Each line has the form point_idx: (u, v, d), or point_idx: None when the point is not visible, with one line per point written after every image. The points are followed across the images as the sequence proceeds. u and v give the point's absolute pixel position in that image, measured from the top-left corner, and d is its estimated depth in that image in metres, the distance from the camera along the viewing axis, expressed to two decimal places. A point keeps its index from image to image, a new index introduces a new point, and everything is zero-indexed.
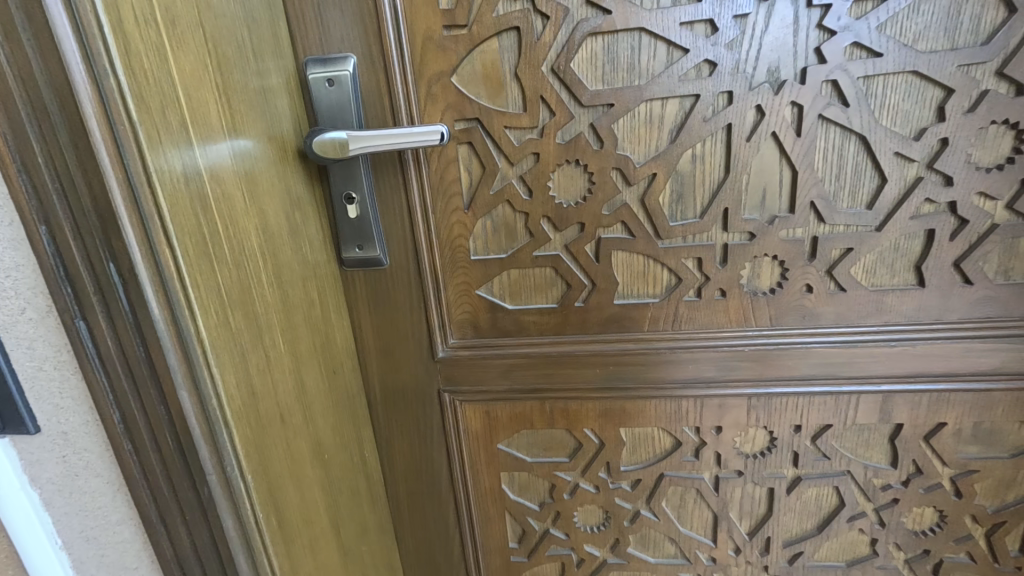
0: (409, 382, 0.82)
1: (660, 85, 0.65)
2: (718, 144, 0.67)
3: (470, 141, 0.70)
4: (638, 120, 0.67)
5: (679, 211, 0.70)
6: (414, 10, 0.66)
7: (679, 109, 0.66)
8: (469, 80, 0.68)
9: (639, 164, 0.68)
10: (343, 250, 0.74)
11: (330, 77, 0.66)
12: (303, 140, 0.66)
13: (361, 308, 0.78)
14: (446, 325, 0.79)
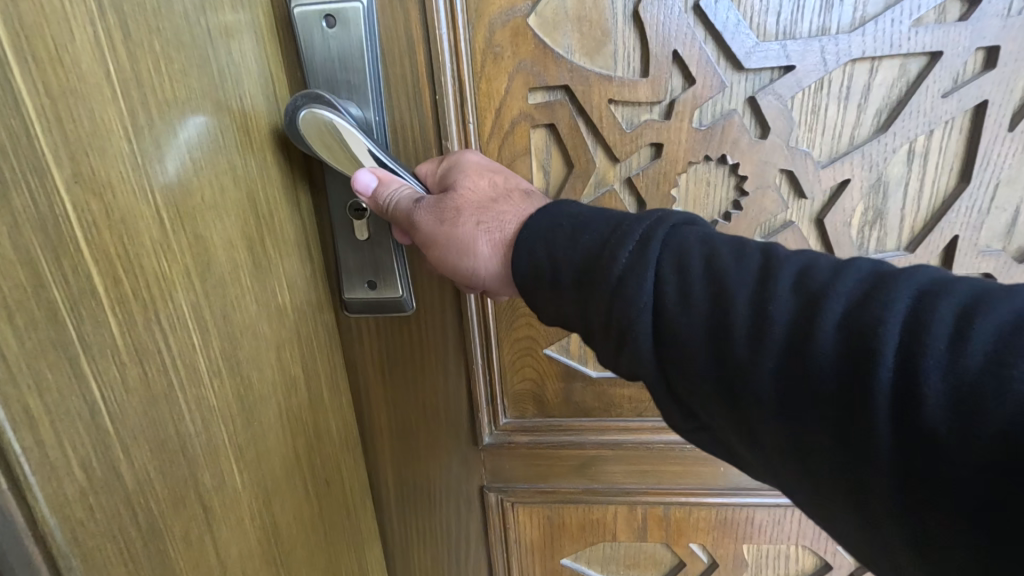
0: (438, 476, 0.57)
1: (878, 34, 0.39)
2: (953, 136, 0.42)
3: (551, 123, 0.44)
4: (829, 93, 0.42)
5: (875, 238, 0.45)
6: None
7: (900, 76, 0.41)
8: (555, 24, 0.42)
9: (821, 165, 0.43)
10: (344, 290, 0.48)
11: (330, 13, 0.40)
12: (296, 97, 0.38)
13: (371, 372, 0.52)
14: (498, 400, 0.53)
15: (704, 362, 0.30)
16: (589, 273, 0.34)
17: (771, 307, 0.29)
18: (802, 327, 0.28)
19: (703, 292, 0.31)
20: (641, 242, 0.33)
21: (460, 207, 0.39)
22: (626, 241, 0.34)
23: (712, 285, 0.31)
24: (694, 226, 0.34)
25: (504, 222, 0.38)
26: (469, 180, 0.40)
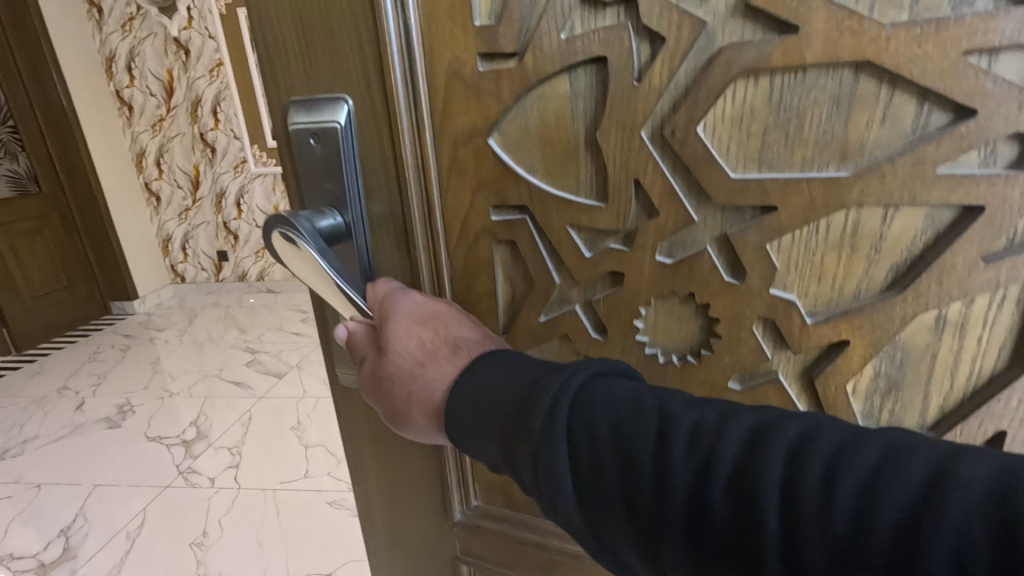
0: (417, 541, 0.59)
1: (883, 176, 0.31)
2: (1004, 307, 0.32)
3: (513, 240, 0.43)
4: (823, 238, 0.34)
5: (888, 410, 0.37)
6: (431, 26, 0.38)
7: (920, 226, 0.32)
8: (516, 143, 0.40)
9: (810, 318, 0.36)
10: (336, 366, 0.52)
11: (315, 130, 0.42)
12: (268, 219, 0.42)
13: (361, 438, 0.56)
14: (469, 483, 0.54)
15: (618, 530, 0.30)
16: (508, 446, 0.33)
17: (672, 490, 0.28)
18: (707, 517, 0.27)
19: (606, 476, 0.30)
20: (549, 417, 0.31)
21: (393, 372, 0.40)
22: (536, 413, 0.32)
23: (614, 468, 0.30)
24: (602, 382, 0.32)
25: (436, 383, 0.38)
26: (399, 335, 0.40)
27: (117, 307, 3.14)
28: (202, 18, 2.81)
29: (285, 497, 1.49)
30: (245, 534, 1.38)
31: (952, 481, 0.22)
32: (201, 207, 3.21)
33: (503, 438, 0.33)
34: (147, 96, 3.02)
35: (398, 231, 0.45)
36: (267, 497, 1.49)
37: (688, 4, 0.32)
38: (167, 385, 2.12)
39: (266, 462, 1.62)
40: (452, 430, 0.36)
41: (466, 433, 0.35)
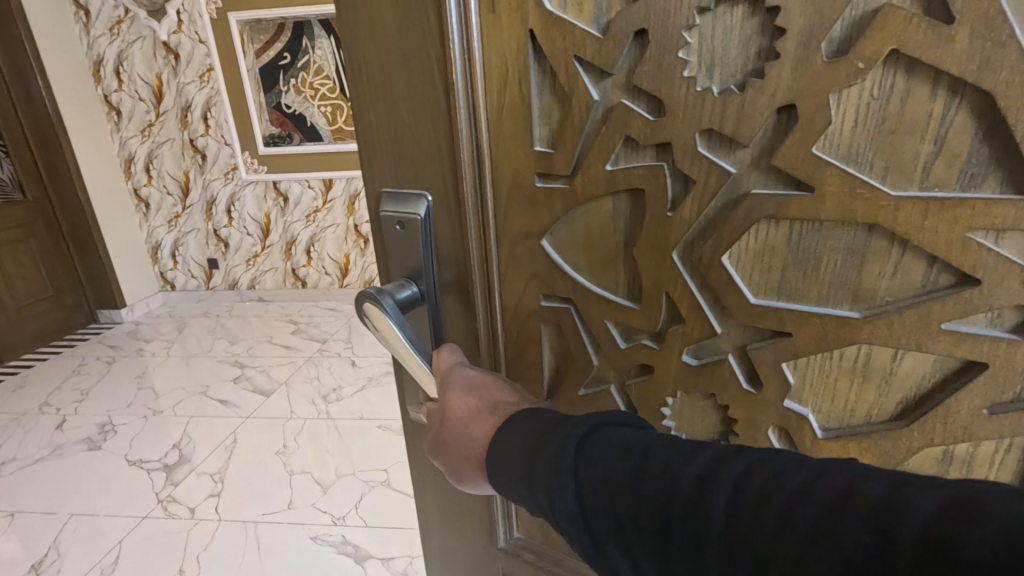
0: (465, 557, 0.63)
1: (892, 322, 0.32)
2: (1010, 456, 0.33)
3: (558, 325, 0.47)
4: (837, 363, 0.37)
5: None
6: (498, 145, 0.43)
7: (931, 370, 0.34)
8: (567, 245, 0.44)
9: (822, 433, 0.38)
10: (410, 410, 0.59)
11: (401, 219, 0.48)
12: (357, 296, 0.48)
13: (425, 463, 0.61)
14: (512, 516, 0.59)
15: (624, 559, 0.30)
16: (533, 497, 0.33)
17: (663, 537, 0.28)
18: (697, 565, 0.27)
19: (607, 526, 0.30)
20: (555, 469, 0.32)
21: (449, 438, 0.42)
22: (544, 463, 0.32)
23: (612, 518, 0.30)
24: (603, 430, 0.32)
25: (475, 434, 0.39)
26: (452, 399, 0.43)
27: (104, 316, 3.10)
28: (192, 22, 2.76)
29: (266, 531, 1.47)
30: (224, 569, 1.37)
31: (903, 511, 0.22)
32: (190, 215, 3.17)
33: (534, 498, 0.33)
34: (135, 100, 2.95)
35: (463, 306, 0.50)
36: (247, 531, 1.48)
37: (716, 155, 0.35)
38: (151, 403, 2.12)
39: (249, 491, 1.61)
40: (495, 484, 0.37)
41: (503, 485, 0.36)
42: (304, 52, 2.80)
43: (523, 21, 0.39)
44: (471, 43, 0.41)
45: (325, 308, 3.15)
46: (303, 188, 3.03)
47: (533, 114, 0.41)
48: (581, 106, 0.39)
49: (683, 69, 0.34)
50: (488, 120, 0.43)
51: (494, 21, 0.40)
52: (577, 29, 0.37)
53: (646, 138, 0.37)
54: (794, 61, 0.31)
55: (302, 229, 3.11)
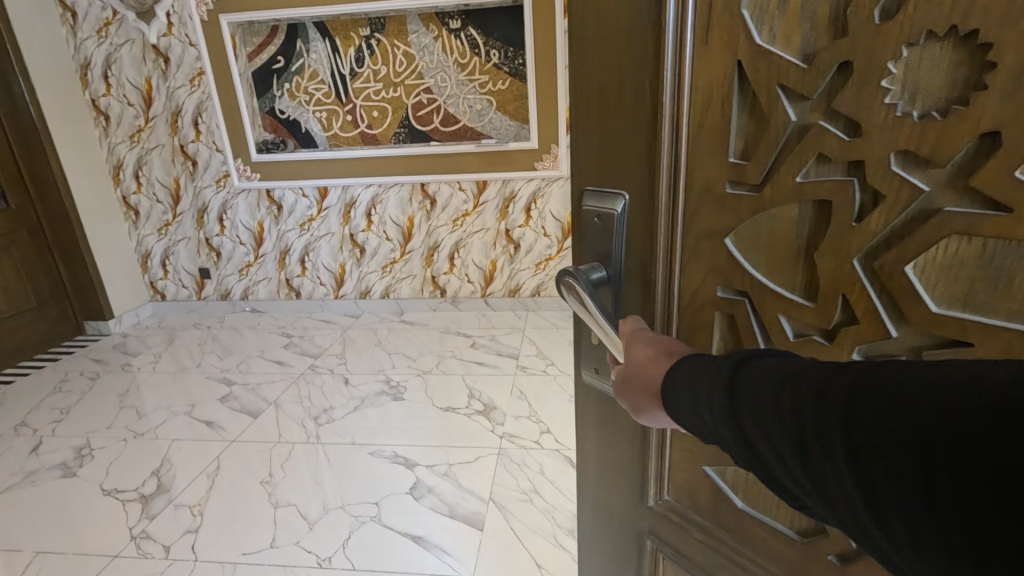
0: (617, 505, 0.70)
1: None
2: None
3: (732, 314, 0.48)
4: None
5: None
6: (695, 155, 0.47)
7: None
8: (751, 242, 0.45)
9: None
10: (583, 369, 0.67)
11: (599, 213, 0.55)
12: (556, 275, 0.56)
13: (591, 416, 0.69)
14: (663, 479, 0.63)
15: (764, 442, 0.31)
16: (706, 410, 0.35)
17: (795, 440, 0.29)
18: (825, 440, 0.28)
19: (762, 442, 0.32)
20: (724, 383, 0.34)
21: (628, 373, 0.45)
22: (702, 384, 0.36)
23: (757, 435, 0.32)
24: (750, 362, 0.35)
25: (655, 373, 0.42)
26: (633, 350, 0.46)
27: (92, 328, 3.00)
28: (182, 24, 2.66)
29: (243, 573, 1.37)
30: None
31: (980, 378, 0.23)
32: (182, 222, 3.06)
33: (698, 416, 0.36)
34: (124, 105, 2.85)
35: (644, 294, 0.55)
36: (224, 572, 1.38)
37: (910, 173, 0.34)
38: (133, 425, 2.05)
39: (228, 527, 1.51)
40: (669, 408, 0.39)
41: (678, 406, 0.38)
42: (298, 55, 2.74)
43: (733, 52, 0.42)
44: (683, 64, 0.45)
45: (319, 319, 3.06)
46: (297, 197, 2.92)
47: (731, 128, 0.44)
48: (779, 125, 0.40)
49: (884, 96, 0.34)
50: (688, 131, 0.46)
51: (706, 43, 0.43)
52: (783, 58, 0.39)
53: (839, 157, 0.37)
54: (1001, 93, 0.29)
55: (296, 238, 3.01)
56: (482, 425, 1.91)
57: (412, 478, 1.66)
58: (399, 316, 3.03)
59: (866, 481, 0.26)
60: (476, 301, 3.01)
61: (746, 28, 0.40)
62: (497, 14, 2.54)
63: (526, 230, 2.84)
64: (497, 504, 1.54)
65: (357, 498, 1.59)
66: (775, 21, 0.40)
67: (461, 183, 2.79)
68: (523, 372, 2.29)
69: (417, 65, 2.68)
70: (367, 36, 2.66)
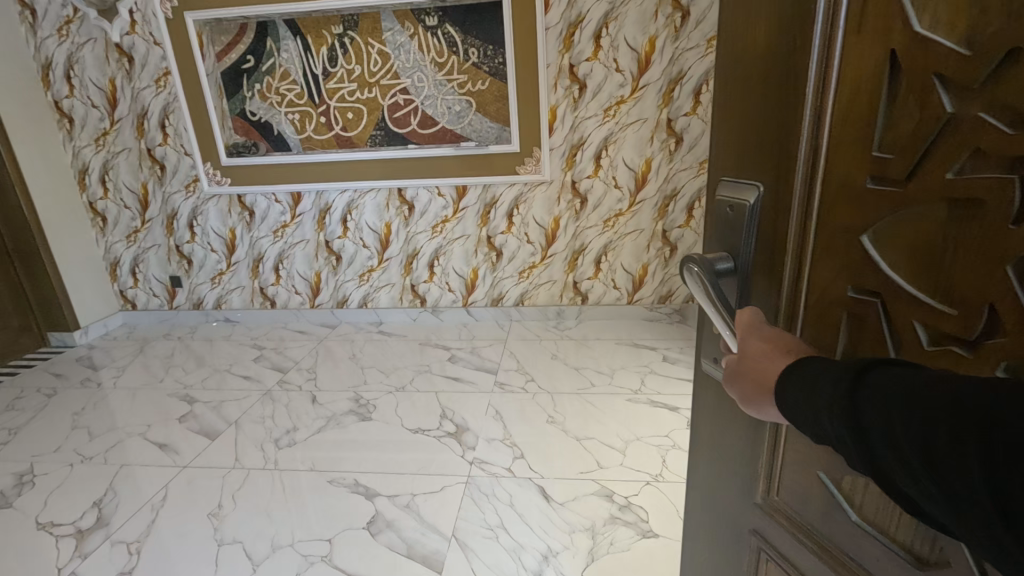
0: (725, 493, 0.63)
1: None
2: None
3: (859, 318, 0.42)
4: None
5: None
6: (836, 151, 0.41)
7: None
8: (890, 240, 0.38)
9: None
10: (703, 359, 0.60)
11: (731, 203, 0.50)
12: (680, 263, 0.52)
13: (706, 398, 0.62)
14: (775, 477, 0.55)
15: (886, 447, 0.30)
16: (828, 412, 0.33)
17: (921, 450, 0.28)
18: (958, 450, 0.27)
19: (889, 451, 0.30)
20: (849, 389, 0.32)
21: (738, 370, 0.42)
22: (825, 387, 0.34)
23: (882, 443, 0.30)
24: (879, 370, 0.32)
25: (774, 370, 0.39)
26: (748, 344, 0.42)
27: (57, 339, 2.88)
28: (146, 22, 2.54)
29: None
30: None
31: None
32: (151, 229, 2.93)
33: (816, 416, 0.34)
34: (88, 107, 2.72)
35: (771, 291, 0.49)
36: None
37: None
38: (82, 447, 1.93)
39: (166, 564, 1.40)
40: (787, 410, 0.37)
41: (795, 406, 0.36)
42: (268, 55, 2.59)
43: (886, 40, 0.36)
44: (833, 51, 0.39)
45: (294, 330, 2.93)
46: (269, 202, 2.80)
47: (877, 122, 0.38)
48: (930, 118, 0.34)
49: None
50: (832, 124, 0.41)
51: (859, 33, 0.38)
52: (943, 44, 0.33)
53: (999, 152, 0.31)
54: None
55: (269, 246, 2.88)
56: (453, 451, 1.78)
57: (371, 510, 1.54)
58: (376, 327, 2.91)
59: (1000, 484, 0.26)
60: (457, 310, 2.88)
61: (903, 14, 0.35)
62: (475, 11, 2.40)
63: (508, 237, 2.71)
64: (459, 542, 1.41)
65: (305, 535, 1.47)
66: (940, 6, 0.33)
67: (440, 188, 2.66)
68: (501, 390, 2.16)
69: (393, 65, 2.53)
70: (340, 34, 2.52)
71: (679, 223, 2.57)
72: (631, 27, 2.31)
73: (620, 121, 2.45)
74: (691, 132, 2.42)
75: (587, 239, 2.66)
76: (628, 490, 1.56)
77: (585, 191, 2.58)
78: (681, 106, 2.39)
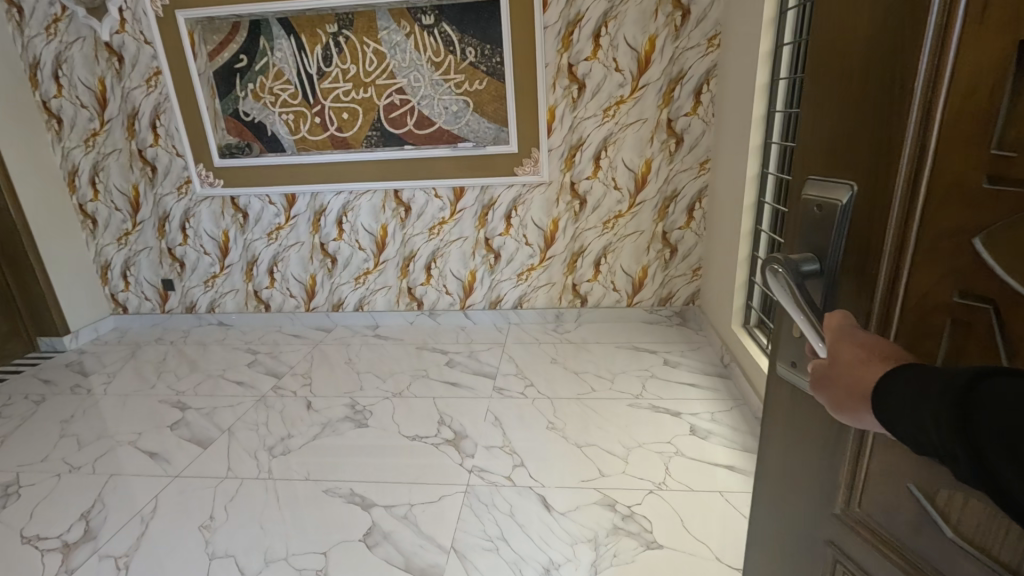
0: (799, 499, 0.60)
1: None
2: None
3: (968, 325, 0.38)
4: None
5: None
6: (944, 151, 0.38)
7: None
8: (1003, 241, 0.34)
9: None
10: (778, 361, 0.59)
11: (820, 202, 0.49)
12: (762, 262, 0.51)
13: (784, 401, 0.60)
14: (858, 487, 0.51)
15: (1003, 456, 0.30)
16: (935, 418, 0.33)
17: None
18: None
19: (1010, 465, 0.30)
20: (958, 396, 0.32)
21: (828, 375, 0.42)
22: (931, 392, 0.33)
23: (999, 451, 0.30)
24: (992, 376, 0.32)
25: (869, 375, 0.38)
26: (838, 348, 0.42)
27: (46, 344, 2.83)
28: (136, 21, 2.49)
29: None
30: None
31: None
32: (142, 231, 2.88)
33: (920, 422, 0.34)
34: (77, 107, 2.67)
35: (859, 294, 0.47)
36: None
37: None
38: (70, 457, 1.88)
39: None
40: (885, 417, 0.36)
41: (894, 412, 0.36)
42: (261, 54, 2.54)
43: (1012, 33, 0.33)
44: (948, 45, 0.37)
45: (289, 334, 2.89)
46: (263, 204, 2.75)
47: (997, 119, 0.35)
48: None
49: None
50: (942, 122, 0.38)
51: (980, 26, 0.35)
52: None
53: None
54: None
55: (263, 248, 2.83)
56: (451, 459, 1.74)
57: (367, 521, 1.50)
58: (372, 330, 2.87)
59: None
60: (455, 313, 2.84)
61: None
62: (472, 9, 2.35)
63: (506, 239, 2.67)
64: (458, 554, 1.38)
65: (299, 548, 1.43)
66: None
67: (437, 189, 2.62)
68: (500, 395, 2.12)
69: (389, 64, 2.48)
70: (334, 33, 2.47)
71: (680, 225, 2.54)
72: (631, 26, 2.28)
73: (620, 121, 2.41)
74: (692, 132, 2.39)
75: (587, 241, 2.63)
76: (631, 499, 1.53)
77: (584, 192, 2.54)
78: (681, 106, 2.36)
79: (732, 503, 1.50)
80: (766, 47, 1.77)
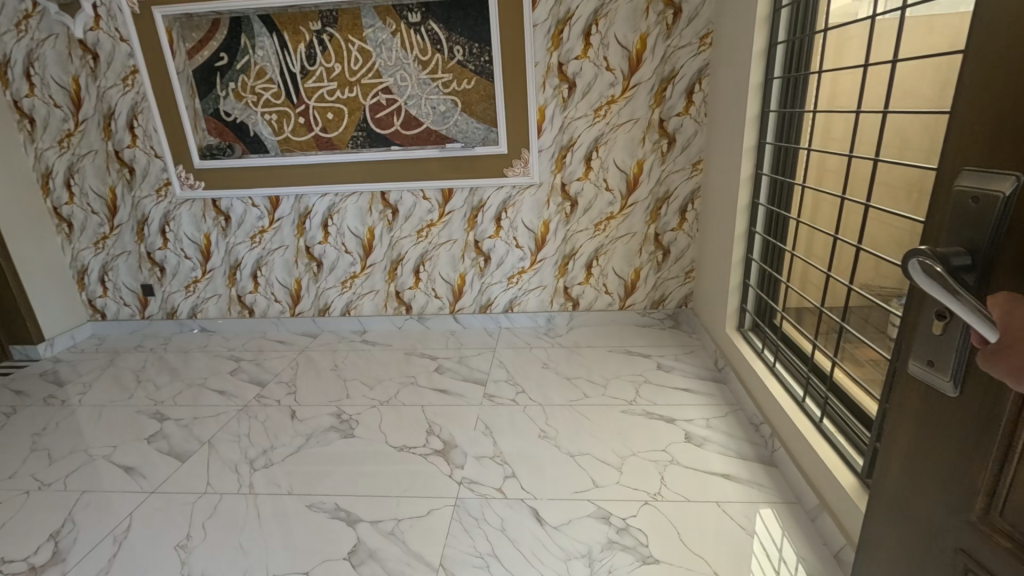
0: (925, 502, 0.64)
1: None
2: None
3: None
4: None
5: None
6: None
7: None
8: None
9: None
10: (913, 359, 0.63)
11: (978, 195, 0.52)
12: (906, 253, 0.54)
13: (918, 407, 0.64)
14: (1000, 497, 0.54)
15: None
16: None
17: None
18: None
19: None
20: None
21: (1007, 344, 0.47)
22: None
23: None
24: None
25: None
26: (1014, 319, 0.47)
27: (19, 352, 2.73)
28: (112, 17, 2.40)
29: None
30: None
31: None
32: (120, 235, 2.79)
33: None
34: (50, 107, 2.58)
35: (1018, 286, 0.50)
36: None
37: None
38: (40, 473, 1.80)
39: None
40: None
41: None
42: (243, 53, 2.45)
43: None
44: None
45: (274, 339, 2.81)
46: (246, 206, 2.67)
47: None
48: None
49: None
50: None
51: None
52: None
53: None
54: None
55: (247, 252, 2.76)
56: (440, 469, 1.69)
57: (353, 539, 1.44)
58: (360, 335, 2.80)
59: None
60: (444, 317, 2.78)
61: None
62: (459, 7, 2.29)
63: (496, 242, 2.62)
64: (447, 572, 1.32)
65: (280, 568, 1.36)
66: None
67: (425, 191, 2.56)
68: (491, 403, 2.06)
69: (375, 63, 2.41)
70: (318, 31, 2.39)
71: (672, 226, 2.50)
72: (622, 25, 2.24)
73: (611, 121, 2.37)
74: (684, 132, 2.35)
75: (578, 243, 2.58)
76: (626, 511, 1.48)
77: (575, 194, 2.50)
78: (673, 106, 2.32)
79: (730, 513, 1.46)
80: (759, 45, 1.73)
